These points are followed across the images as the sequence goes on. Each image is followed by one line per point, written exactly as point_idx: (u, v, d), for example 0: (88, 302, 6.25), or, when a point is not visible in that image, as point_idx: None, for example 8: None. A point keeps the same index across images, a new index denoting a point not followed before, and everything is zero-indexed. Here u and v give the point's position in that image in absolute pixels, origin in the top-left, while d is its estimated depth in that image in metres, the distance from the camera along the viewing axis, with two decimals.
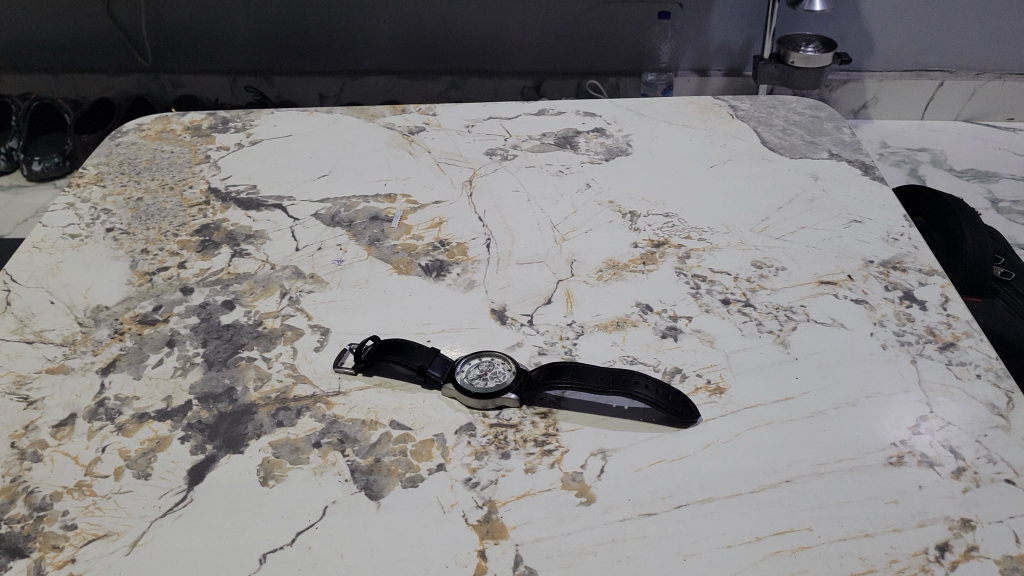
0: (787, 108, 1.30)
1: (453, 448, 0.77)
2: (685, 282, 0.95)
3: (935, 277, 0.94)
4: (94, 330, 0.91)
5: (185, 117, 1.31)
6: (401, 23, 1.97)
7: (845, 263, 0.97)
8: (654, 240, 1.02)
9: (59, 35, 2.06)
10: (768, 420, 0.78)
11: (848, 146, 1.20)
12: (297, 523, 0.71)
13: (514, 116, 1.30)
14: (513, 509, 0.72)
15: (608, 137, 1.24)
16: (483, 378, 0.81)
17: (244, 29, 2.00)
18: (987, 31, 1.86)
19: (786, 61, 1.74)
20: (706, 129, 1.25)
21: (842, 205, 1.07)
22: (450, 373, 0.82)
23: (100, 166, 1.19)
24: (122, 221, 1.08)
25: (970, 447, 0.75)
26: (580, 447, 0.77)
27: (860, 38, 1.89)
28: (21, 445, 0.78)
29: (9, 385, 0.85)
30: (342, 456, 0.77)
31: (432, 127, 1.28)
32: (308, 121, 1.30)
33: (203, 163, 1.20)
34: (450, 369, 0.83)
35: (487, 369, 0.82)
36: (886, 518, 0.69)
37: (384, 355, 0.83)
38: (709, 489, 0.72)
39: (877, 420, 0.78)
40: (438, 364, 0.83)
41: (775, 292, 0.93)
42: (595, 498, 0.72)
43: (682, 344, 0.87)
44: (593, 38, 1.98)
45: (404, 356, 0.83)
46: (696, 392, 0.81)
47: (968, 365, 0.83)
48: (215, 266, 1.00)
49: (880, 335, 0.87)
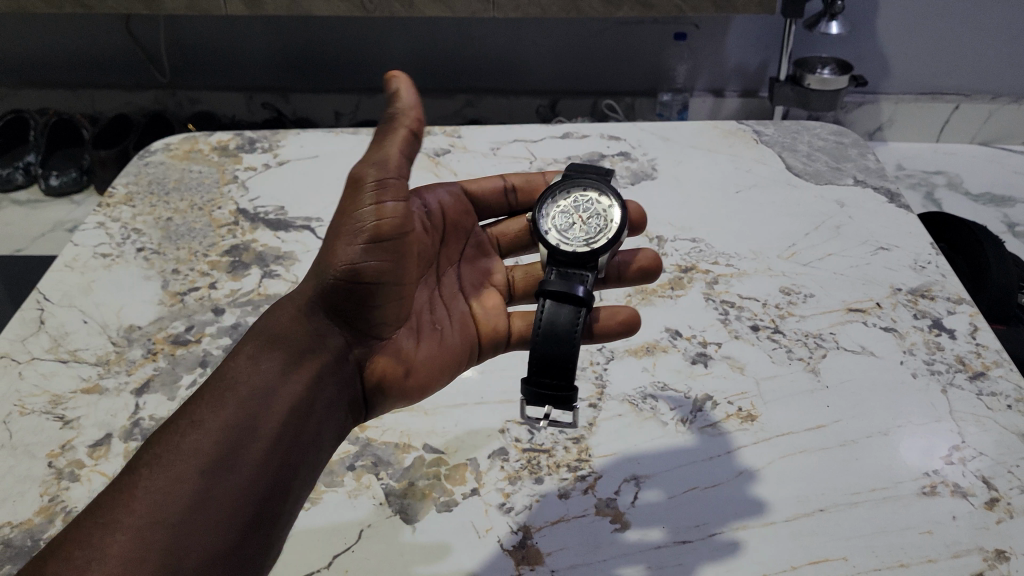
0: (811, 134, 1.31)
1: (487, 472, 0.78)
2: (714, 308, 0.96)
3: (964, 305, 0.95)
4: (127, 350, 0.92)
5: (212, 137, 1.32)
6: (419, 42, 1.99)
7: (873, 291, 0.97)
8: (682, 266, 1.03)
9: (78, 52, 2.09)
10: (801, 448, 0.78)
11: (873, 173, 1.20)
12: (334, 547, 0.71)
13: (538, 139, 1.31)
14: (548, 535, 0.72)
15: (633, 161, 1.24)
16: (578, 228, 0.85)
17: (264, 47, 2.03)
18: (1003, 53, 1.87)
19: (802, 82, 1.75)
20: (731, 154, 1.26)
21: (868, 231, 1.08)
22: (570, 257, 0.83)
23: (129, 186, 1.21)
24: (153, 241, 1.09)
25: (1003, 477, 0.75)
26: (613, 474, 0.77)
27: (876, 59, 1.91)
28: (58, 464, 0.79)
29: (44, 405, 0.85)
30: (376, 480, 0.77)
31: (457, 150, 1.28)
32: (334, 143, 1.30)
33: (231, 184, 1.21)
34: (563, 258, 0.83)
35: (567, 223, 0.86)
36: (920, 549, 0.69)
37: (550, 384, 0.76)
38: (743, 518, 0.73)
39: (909, 450, 0.78)
40: (554, 263, 0.84)
41: (804, 319, 0.94)
42: (629, 525, 0.73)
43: (712, 371, 0.87)
44: (609, 57, 1.99)
45: (565, 334, 0.77)
46: (727, 419, 0.82)
47: (999, 396, 0.83)
48: (245, 287, 1.01)
49: (910, 363, 0.87)
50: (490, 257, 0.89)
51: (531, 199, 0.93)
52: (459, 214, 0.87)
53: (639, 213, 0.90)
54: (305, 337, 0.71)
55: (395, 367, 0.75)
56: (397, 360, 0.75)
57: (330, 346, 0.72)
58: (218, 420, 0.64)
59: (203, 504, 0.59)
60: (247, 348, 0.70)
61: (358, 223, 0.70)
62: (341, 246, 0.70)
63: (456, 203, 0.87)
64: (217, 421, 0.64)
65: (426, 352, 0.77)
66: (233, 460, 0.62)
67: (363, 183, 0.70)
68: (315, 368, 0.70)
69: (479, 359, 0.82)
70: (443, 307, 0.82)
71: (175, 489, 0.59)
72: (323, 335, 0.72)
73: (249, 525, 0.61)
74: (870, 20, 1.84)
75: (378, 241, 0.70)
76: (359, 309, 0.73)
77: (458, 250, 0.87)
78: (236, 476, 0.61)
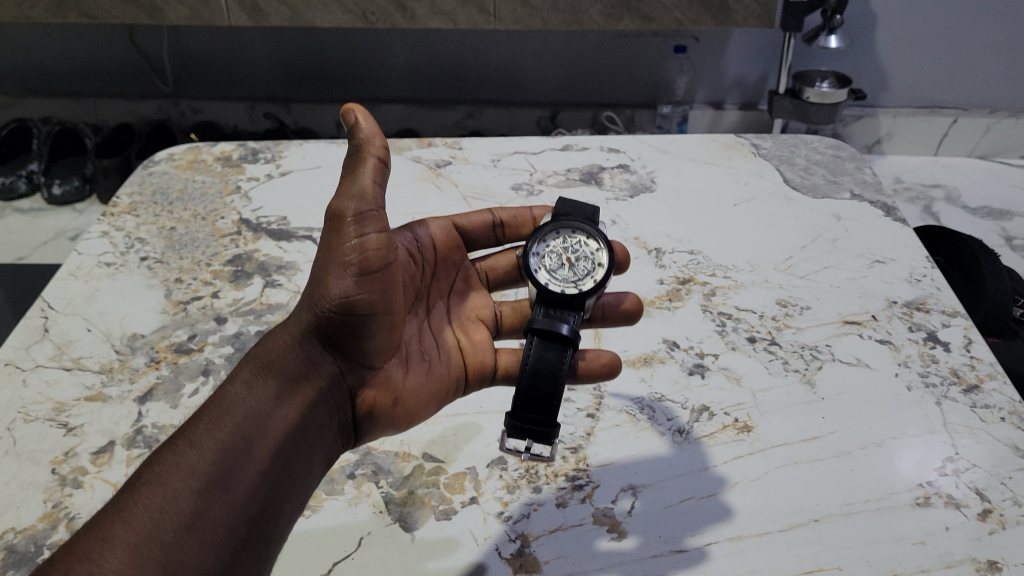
0: (809, 147, 1.32)
1: (485, 481, 0.79)
2: (711, 319, 0.97)
3: (958, 318, 0.96)
4: (130, 358, 0.93)
5: (216, 148, 1.33)
6: (421, 54, 2.00)
7: (869, 304, 0.98)
8: (679, 278, 1.04)
9: (82, 61, 2.10)
10: (797, 459, 0.79)
11: (869, 187, 1.21)
12: (334, 554, 0.72)
13: (538, 151, 1.32)
14: (546, 543, 0.73)
15: (633, 174, 1.25)
16: (567, 269, 0.85)
17: (266, 57, 2.04)
18: (1001, 68, 1.88)
19: (802, 96, 1.76)
20: (730, 167, 1.27)
21: (865, 245, 1.09)
22: (560, 297, 0.83)
23: (133, 196, 1.22)
24: (156, 250, 1.10)
25: (996, 489, 0.76)
26: (610, 483, 0.78)
27: (874, 73, 1.93)
28: (61, 471, 0.80)
29: (48, 412, 0.86)
30: (376, 488, 0.78)
31: (458, 161, 1.30)
32: (336, 154, 1.32)
33: (234, 194, 1.22)
34: (553, 299, 0.83)
35: (562, 258, 0.86)
36: (914, 559, 0.70)
37: (535, 420, 0.76)
38: (739, 527, 0.73)
39: (904, 461, 0.79)
40: (542, 302, 0.84)
41: (800, 331, 0.95)
42: (626, 534, 0.73)
43: (709, 382, 0.88)
44: (610, 69, 2.01)
45: (553, 375, 0.78)
46: (723, 430, 0.83)
47: (992, 409, 0.84)
48: (247, 296, 1.02)
49: (905, 376, 0.88)
50: (479, 290, 0.90)
51: (519, 234, 0.93)
52: (450, 248, 0.88)
53: (625, 254, 0.89)
54: (296, 364, 0.72)
55: (385, 398, 0.77)
56: (386, 391, 0.77)
57: (321, 374, 0.74)
58: (215, 439, 0.65)
59: (202, 524, 0.60)
60: (243, 373, 0.70)
61: (346, 256, 0.71)
62: (332, 277, 0.71)
63: (448, 237, 0.88)
64: (214, 440, 0.64)
65: (414, 382, 0.79)
66: (230, 477, 0.63)
67: (342, 217, 0.70)
68: (307, 396, 0.71)
69: (466, 392, 0.84)
70: (431, 337, 0.84)
71: (173, 507, 0.59)
72: (314, 364, 0.74)
73: (243, 548, 0.61)
74: (869, 34, 1.85)
75: (366, 274, 0.71)
76: (349, 340, 0.74)
77: (447, 284, 0.88)
78: (233, 496, 0.62)
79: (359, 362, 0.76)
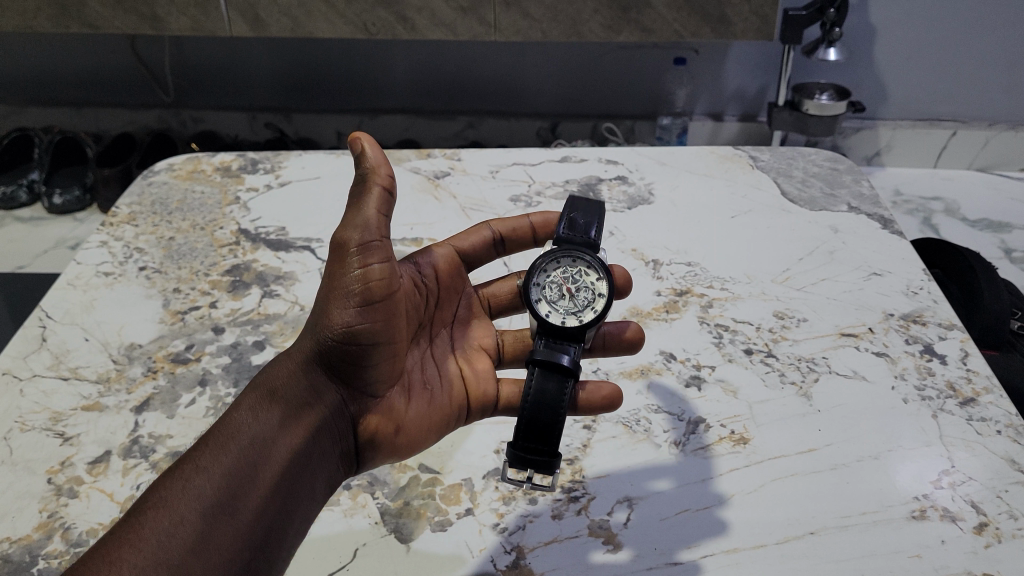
0: (807, 160, 1.32)
1: (481, 493, 0.79)
2: (708, 331, 0.97)
3: (955, 331, 0.96)
4: (128, 368, 0.93)
5: (215, 158, 1.33)
6: (421, 65, 2.01)
7: (865, 316, 0.98)
8: (676, 289, 1.04)
9: (83, 70, 2.10)
10: (792, 471, 0.79)
11: (867, 200, 1.21)
12: (328, 564, 0.72)
13: (537, 163, 1.32)
14: (541, 555, 0.73)
15: (631, 185, 1.26)
16: (567, 300, 0.85)
17: (267, 67, 2.04)
18: (999, 81, 1.89)
19: (801, 108, 1.77)
20: (728, 179, 1.27)
21: (862, 257, 1.09)
22: (560, 328, 0.82)
23: (132, 206, 1.22)
24: (154, 260, 1.10)
25: (992, 502, 0.76)
26: (606, 495, 0.78)
27: (873, 86, 1.93)
28: (57, 481, 0.80)
29: (45, 421, 0.86)
30: (371, 499, 0.78)
31: (457, 173, 1.30)
32: (335, 165, 1.32)
33: (232, 205, 1.22)
34: (553, 330, 0.82)
35: (562, 289, 0.86)
36: (909, 572, 0.70)
37: (535, 449, 0.75)
38: (735, 540, 0.73)
39: (899, 474, 0.79)
40: (542, 333, 0.83)
41: (797, 343, 0.95)
42: (622, 546, 0.74)
43: (705, 394, 0.88)
44: (609, 81, 2.02)
45: (553, 405, 0.77)
46: (720, 442, 0.83)
47: (989, 422, 0.84)
48: (245, 306, 1.02)
49: (901, 389, 0.88)
50: (481, 319, 0.88)
51: (518, 246, 0.92)
52: (452, 276, 0.87)
53: (625, 277, 0.89)
54: (300, 391, 0.72)
55: (387, 424, 0.76)
56: (388, 418, 0.76)
57: (324, 403, 0.73)
58: (219, 465, 0.65)
59: (206, 548, 0.60)
60: (247, 400, 0.70)
61: (348, 286, 0.72)
62: (335, 308, 0.72)
63: (451, 267, 0.87)
64: (218, 466, 0.65)
65: (416, 410, 0.77)
66: (233, 501, 0.63)
67: (346, 248, 0.71)
68: (311, 423, 0.71)
69: (468, 421, 0.81)
70: (433, 365, 0.82)
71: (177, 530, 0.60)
72: (318, 392, 0.74)
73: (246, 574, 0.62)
74: (867, 46, 1.86)
75: (368, 302, 0.72)
76: (352, 369, 0.74)
77: (451, 312, 0.87)
78: (236, 521, 0.62)
79: (361, 390, 0.76)
